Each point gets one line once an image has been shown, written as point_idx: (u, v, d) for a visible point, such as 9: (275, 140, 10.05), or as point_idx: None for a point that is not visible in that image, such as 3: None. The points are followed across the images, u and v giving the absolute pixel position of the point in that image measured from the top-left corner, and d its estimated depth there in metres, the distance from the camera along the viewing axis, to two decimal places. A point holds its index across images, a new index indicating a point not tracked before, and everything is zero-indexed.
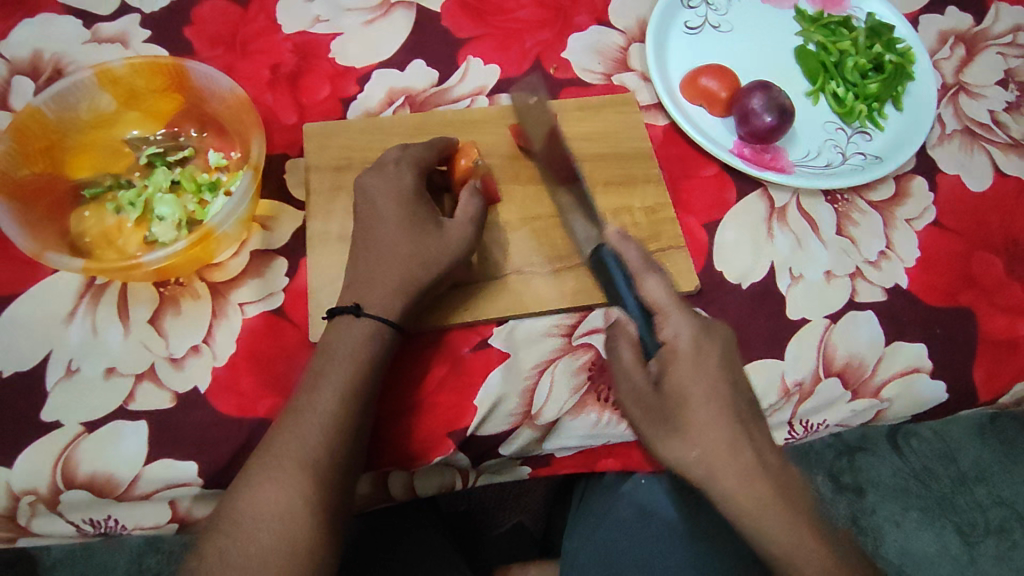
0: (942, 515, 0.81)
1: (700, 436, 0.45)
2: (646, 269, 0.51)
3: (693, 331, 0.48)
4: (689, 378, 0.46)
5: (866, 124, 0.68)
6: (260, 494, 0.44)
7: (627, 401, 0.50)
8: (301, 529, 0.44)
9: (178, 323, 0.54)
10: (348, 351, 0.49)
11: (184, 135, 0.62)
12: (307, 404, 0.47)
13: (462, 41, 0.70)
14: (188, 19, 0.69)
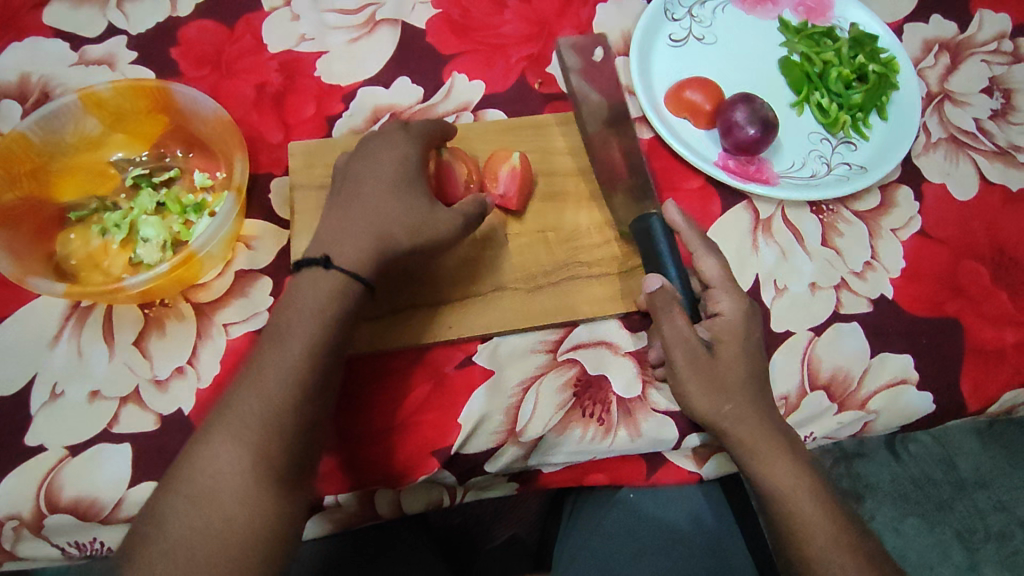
0: (945, 525, 0.68)
1: (736, 395, 0.52)
2: (706, 249, 0.55)
3: (741, 309, 0.54)
4: (739, 349, 0.53)
5: (850, 135, 0.68)
6: (217, 454, 0.43)
7: (676, 351, 0.52)
8: (258, 498, 0.42)
9: (163, 345, 0.54)
10: (314, 308, 0.47)
11: (169, 156, 0.63)
12: (270, 360, 0.45)
13: (446, 57, 0.71)
14: (174, 39, 0.69)
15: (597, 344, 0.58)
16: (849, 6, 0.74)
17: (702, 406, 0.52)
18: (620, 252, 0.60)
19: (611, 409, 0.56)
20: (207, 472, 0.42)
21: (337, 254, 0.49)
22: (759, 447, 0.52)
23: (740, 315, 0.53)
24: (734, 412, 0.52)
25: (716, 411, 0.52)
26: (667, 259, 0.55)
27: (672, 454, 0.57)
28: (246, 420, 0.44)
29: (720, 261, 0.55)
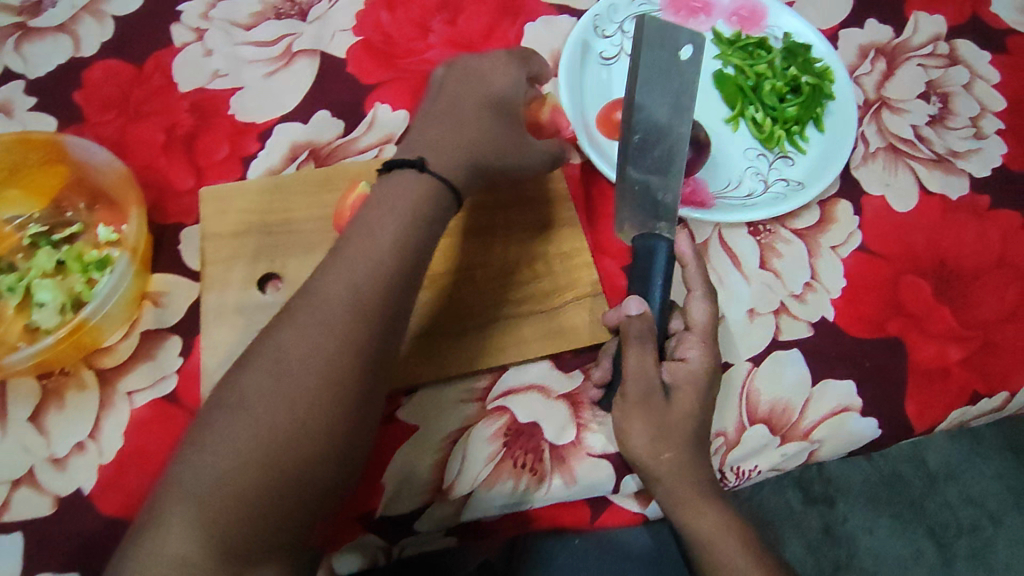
0: (915, 519, 0.84)
1: (677, 441, 0.49)
2: (701, 288, 0.54)
3: (709, 362, 0.52)
4: (695, 399, 0.50)
5: (786, 149, 0.66)
6: (298, 339, 0.40)
7: (632, 386, 0.49)
8: (334, 388, 0.39)
9: (61, 419, 0.51)
10: (405, 206, 0.45)
11: (71, 209, 0.59)
12: (350, 250, 0.43)
13: (368, 88, 0.68)
14: (77, 82, 0.66)
15: (529, 389, 0.55)
16: (782, 14, 0.72)
17: (642, 450, 0.49)
18: (549, 288, 0.57)
19: (543, 457, 0.53)
20: (230, 419, 0.38)
21: (364, 216, 0.45)
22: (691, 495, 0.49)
23: (705, 368, 0.51)
24: (673, 460, 0.49)
25: (656, 455, 0.49)
26: (660, 277, 0.52)
27: (614, 499, 0.55)
28: (280, 370, 0.39)
29: (711, 309, 0.54)
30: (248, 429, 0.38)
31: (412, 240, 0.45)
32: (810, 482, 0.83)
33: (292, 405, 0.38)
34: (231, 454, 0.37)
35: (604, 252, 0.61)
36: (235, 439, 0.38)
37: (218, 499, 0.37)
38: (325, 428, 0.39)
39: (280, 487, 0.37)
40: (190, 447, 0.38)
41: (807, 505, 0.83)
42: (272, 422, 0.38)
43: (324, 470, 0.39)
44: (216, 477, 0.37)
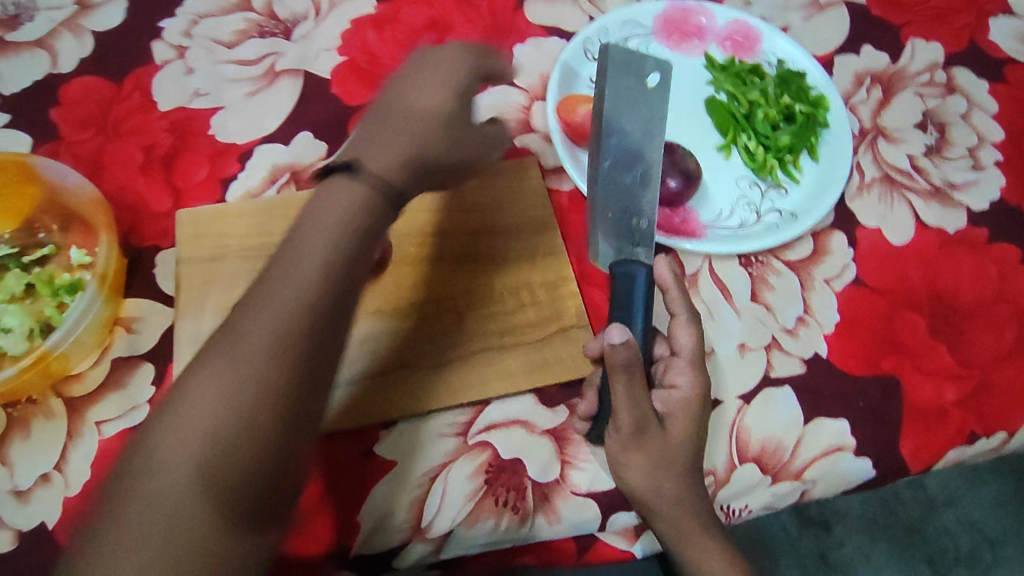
0: (908, 545, 0.74)
1: (674, 472, 0.48)
2: (687, 316, 0.52)
3: (698, 390, 0.51)
4: (689, 428, 0.49)
5: (780, 178, 0.64)
6: (248, 337, 0.33)
7: (625, 418, 0.46)
8: (280, 414, 0.32)
9: (27, 449, 0.49)
10: (344, 208, 0.38)
11: (43, 230, 0.57)
12: (301, 250, 0.36)
13: (352, 110, 0.66)
14: (54, 99, 0.64)
15: (511, 424, 0.53)
16: (775, 40, 0.71)
17: (641, 484, 0.47)
18: (535, 318, 0.55)
19: (526, 496, 0.51)
20: (173, 439, 0.30)
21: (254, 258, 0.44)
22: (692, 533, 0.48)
23: (695, 397, 0.50)
24: (672, 494, 0.47)
25: (656, 489, 0.47)
26: (642, 302, 0.50)
27: (602, 536, 0.53)
28: (232, 341, 0.33)
29: (697, 334, 0.52)
30: (208, 402, 0.31)
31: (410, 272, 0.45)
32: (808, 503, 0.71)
33: (257, 376, 0.32)
34: (200, 427, 0.31)
35: (592, 283, 0.59)
36: (200, 416, 0.31)
37: (191, 472, 0.30)
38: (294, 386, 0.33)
39: (264, 455, 0.32)
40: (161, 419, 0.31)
41: (803, 530, 0.71)
42: (240, 389, 0.32)
43: (302, 431, 0.33)
44: (185, 453, 0.30)
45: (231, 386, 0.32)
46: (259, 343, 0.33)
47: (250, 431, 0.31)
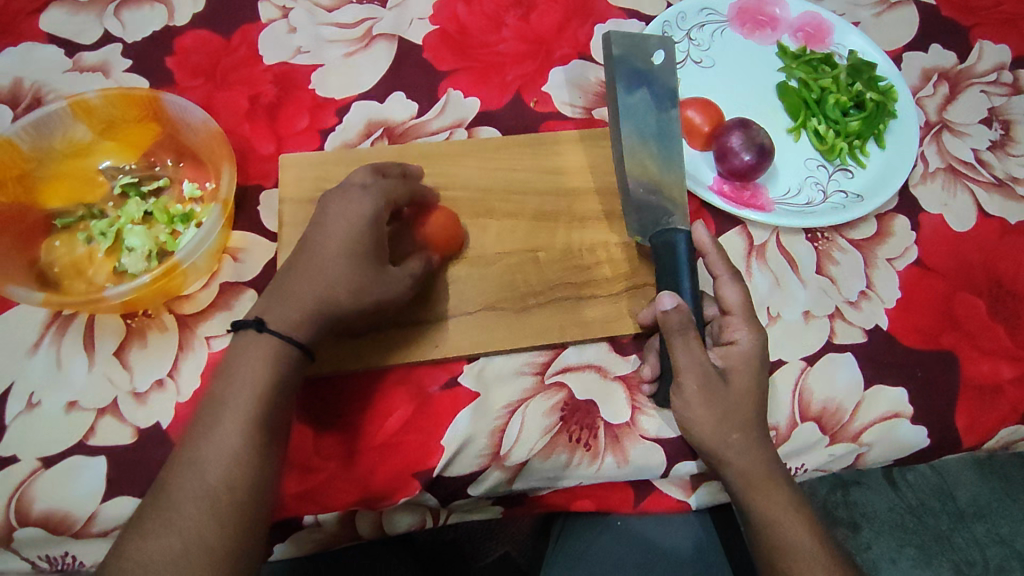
0: (939, 553, 0.69)
1: (739, 423, 0.51)
2: (730, 275, 0.55)
3: (757, 342, 0.53)
4: (750, 377, 0.52)
5: (847, 162, 0.67)
6: (153, 550, 0.41)
7: (689, 375, 0.50)
8: (231, 514, 0.42)
9: (143, 356, 0.55)
10: (331, 241, 0.51)
11: (159, 165, 0.62)
12: (240, 353, 0.47)
13: (442, 74, 0.69)
14: (170, 49, 0.68)
15: (586, 367, 0.57)
16: (848, 33, 0.73)
17: (708, 431, 0.51)
18: (610, 275, 0.60)
19: (598, 435, 0.55)
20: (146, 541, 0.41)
21: (275, 318, 0.48)
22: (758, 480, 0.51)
23: (756, 349, 0.53)
24: (736, 443, 0.51)
25: (722, 438, 0.51)
26: (685, 265, 0.53)
27: (662, 483, 0.57)
28: (194, 466, 0.43)
29: (743, 290, 0.55)
30: (172, 540, 0.41)
31: (306, 342, 0.49)
32: None
33: (211, 518, 0.42)
34: (161, 570, 0.40)
35: None
36: (160, 564, 0.40)
37: (175, 567, 0.40)
38: (245, 506, 0.43)
39: (226, 552, 0.42)
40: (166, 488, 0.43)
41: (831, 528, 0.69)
42: (196, 530, 0.42)
43: (249, 541, 0.43)
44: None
45: (191, 522, 0.42)
46: (216, 471, 0.43)
47: (216, 547, 0.41)
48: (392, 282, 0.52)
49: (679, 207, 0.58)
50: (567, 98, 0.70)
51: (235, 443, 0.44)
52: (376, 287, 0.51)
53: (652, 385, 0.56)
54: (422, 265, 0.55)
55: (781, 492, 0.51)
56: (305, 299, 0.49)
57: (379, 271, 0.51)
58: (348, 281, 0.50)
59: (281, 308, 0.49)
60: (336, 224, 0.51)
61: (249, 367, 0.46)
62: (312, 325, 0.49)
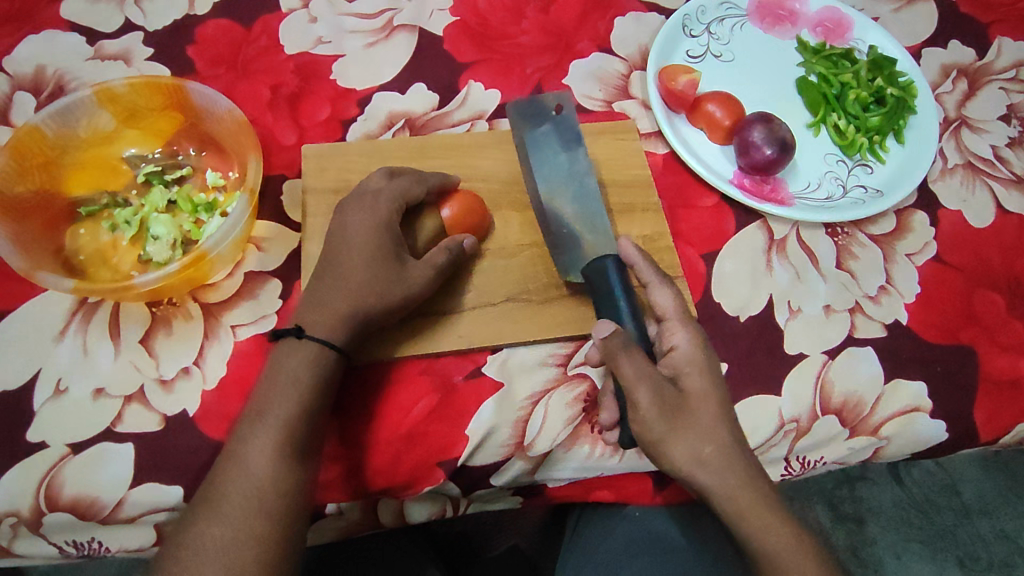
0: (944, 548, 0.82)
1: (708, 434, 0.48)
2: (660, 281, 0.55)
3: (696, 341, 0.53)
4: (705, 382, 0.50)
5: (867, 157, 0.67)
6: (203, 540, 0.44)
7: (640, 389, 0.48)
8: (274, 509, 0.46)
9: (168, 344, 0.55)
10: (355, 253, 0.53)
11: (182, 154, 0.62)
12: (283, 360, 0.51)
13: (463, 65, 0.69)
14: (191, 38, 0.68)
15: None
16: (867, 29, 0.73)
17: (678, 452, 0.48)
18: None
19: None
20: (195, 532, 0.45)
21: (308, 325, 0.52)
22: (749, 502, 0.47)
23: (697, 350, 0.52)
24: (711, 460, 0.48)
25: (695, 457, 0.48)
26: (619, 288, 0.53)
27: None
28: (240, 461, 0.47)
29: (674, 292, 0.55)
30: (222, 530, 0.45)
31: (342, 346, 0.52)
32: (841, 500, 0.83)
33: (256, 509, 0.46)
34: (213, 558, 0.44)
35: (685, 239, 0.63)
36: (211, 551, 0.44)
37: (223, 556, 0.44)
38: (287, 497, 0.47)
39: (271, 540, 0.45)
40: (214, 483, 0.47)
41: (837, 524, 0.82)
42: (245, 520, 0.45)
43: (291, 530, 0.47)
44: (209, 561, 0.44)
45: (239, 513, 0.45)
46: (261, 466, 0.47)
47: (262, 536, 0.45)
48: (413, 276, 0.54)
49: (608, 233, 0.57)
50: (588, 90, 0.69)
51: (278, 441, 0.48)
52: (398, 283, 0.53)
53: (613, 430, 0.54)
54: (447, 259, 0.55)
55: (773, 514, 0.48)
56: (335, 306, 0.52)
57: (399, 268, 0.53)
58: (371, 285, 0.52)
59: (311, 314, 0.52)
60: (357, 233, 0.54)
61: (291, 374, 0.50)
62: (344, 331, 0.52)
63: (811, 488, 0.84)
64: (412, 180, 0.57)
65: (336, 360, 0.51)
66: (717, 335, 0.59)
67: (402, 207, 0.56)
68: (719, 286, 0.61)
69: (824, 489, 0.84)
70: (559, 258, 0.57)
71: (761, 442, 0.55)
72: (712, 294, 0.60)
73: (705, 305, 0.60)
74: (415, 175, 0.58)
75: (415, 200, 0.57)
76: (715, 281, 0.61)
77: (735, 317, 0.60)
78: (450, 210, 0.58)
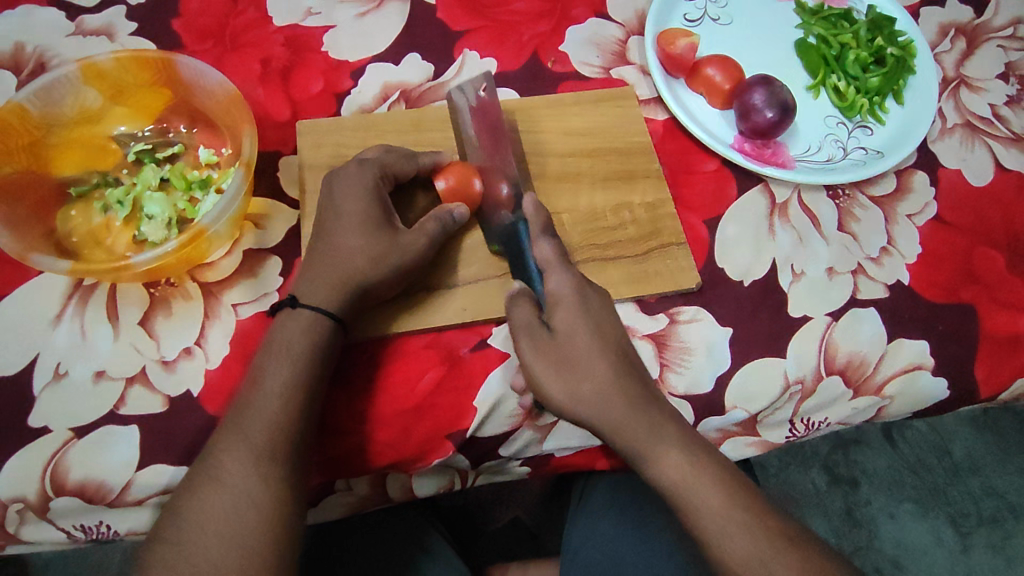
0: (936, 506, 0.86)
1: (589, 369, 0.48)
2: (543, 233, 0.54)
3: (574, 282, 0.51)
4: (573, 313, 0.50)
5: (867, 119, 0.67)
6: (203, 507, 0.44)
7: (519, 336, 0.50)
8: (274, 474, 0.46)
9: (169, 324, 0.54)
10: (353, 222, 0.53)
11: (173, 131, 0.61)
12: (281, 333, 0.50)
13: (457, 34, 0.68)
14: (176, 11, 0.66)
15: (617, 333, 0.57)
16: None
17: (556, 390, 0.48)
18: (635, 235, 0.60)
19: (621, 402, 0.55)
20: (194, 500, 0.45)
21: (305, 295, 0.52)
22: (638, 436, 0.47)
23: (568, 288, 0.51)
24: (590, 397, 0.48)
25: (575, 397, 0.48)
26: (528, 251, 0.56)
27: None
28: (240, 429, 0.47)
29: (572, 275, 0.52)
30: (224, 499, 0.45)
31: (340, 315, 0.51)
32: (836, 463, 0.87)
33: (257, 477, 0.45)
34: (213, 523, 0.44)
35: (687, 206, 0.62)
36: (213, 520, 0.44)
37: (223, 521, 0.44)
38: (289, 466, 0.47)
39: (274, 508, 0.45)
40: (211, 454, 0.46)
41: (832, 486, 0.86)
42: (244, 487, 0.45)
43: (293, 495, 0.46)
44: (208, 529, 0.44)
45: (240, 481, 0.45)
46: (262, 433, 0.46)
47: (261, 504, 0.45)
48: (407, 243, 0.53)
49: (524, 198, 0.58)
50: (584, 57, 0.68)
51: (278, 408, 0.47)
52: (392, 256, 0.52)
53: None
54: (438, 226, 0.54)
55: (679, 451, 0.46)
56: (333, 276, 0.51)
57: (393, 239, 0.53)
58: (367, 256, 0.52)
59: (309, 286, 0.52)
60: (345, 204, 0.53)
61: (292, 342, 0.49)
62: (343, 304, 0.51)
63: (808, 453, 0.88)
64: (402, 154, 0.57)
65: (335, 330, 0.51)
66: (721, 300, 0.59)
67: (387, 179, 0.56)
68: (723, 252, 0.61)
69: (820, 454, 0.87)
70: (486, 223, 0.58)
71: (767, 404, 0.56)
72: (714, 260, 0.60)
73: (709, 272, 0.60)
74: (405, 152, 0.57)
75: (405, 174, 0.56)
76: (717, 247, 0.61)
77: (738, 281, 0.60)
78: (444, 181, 0.57)
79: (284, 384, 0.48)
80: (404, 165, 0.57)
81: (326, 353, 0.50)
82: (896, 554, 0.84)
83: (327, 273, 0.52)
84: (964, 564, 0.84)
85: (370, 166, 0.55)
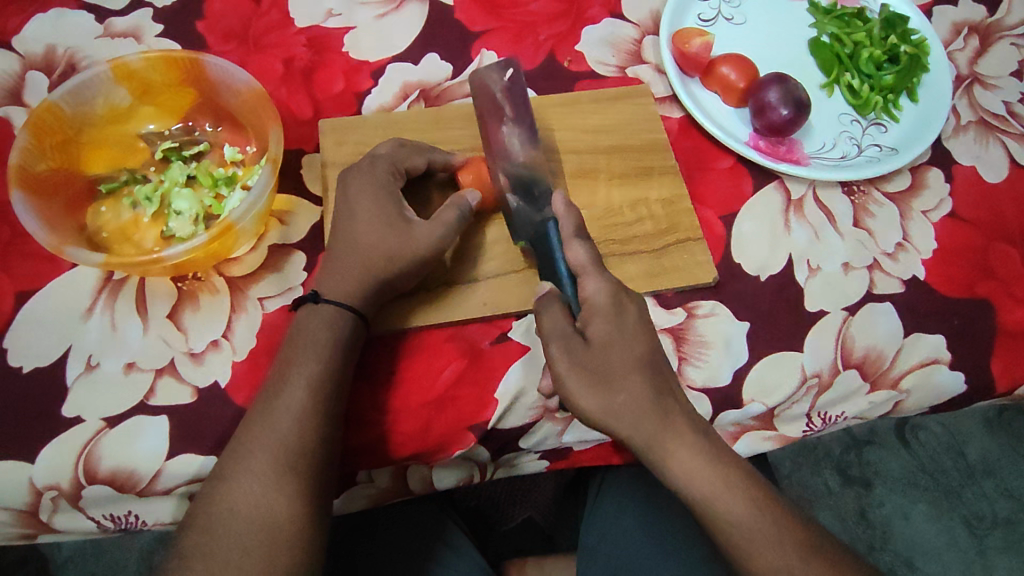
0: (950, 507, 0.86)
1: (624, 385, 0.47)
2: (574, 235, 0.53)
3: (612, 291, 0.50)
4: (611, 324, 0.49)
5: (881, 116, 0.68)
6: (235, 496, 0.45)
7: (552, 343, 0.49)
8: (302, 461, 0.47)
9: (196, 318, 0.55)
10: (367, 219, 0.54)
11: (198, 130, 0.63)
12: (302, 329, 0.51)
13: (475, 34, 0.69)
14: (201, 13, 0.68)
15: None
16: None
17: (590, 404, 0.47)
18: (653, 230, 0.60)
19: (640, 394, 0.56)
20: (224, 489, 0.46)
21: (327, 290, 0.53)
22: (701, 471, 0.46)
23: (606, 295, 0.49)
24: (623, 409, 0.47)
25: (608, 410, 0.47)
26: (556, 249, 0.54)
27: None
28: (268, 421, 0.48)
29: (590, 247, 0.52)
30: (254, 486, 0.46)
31: (362, 309, 0.52)
32: (850, 464, 0.88)
33: (285, 465, 0.46)
34: (245, 510, 0.45)
35: (703, 202, 0.63)
36: (245, 505, 0.45)
37: (255, 508, 0.45)
38: (317, 454, 0.48)
39: (303, 495, 0.46)
40: (238, 446, 0.47)
41: (846, 487, 0.87)
42: (274, 474, 0.46)
43: (320, 483, 0.48)
44: (241, 516, 0.45)
45: (269, 469, 0.46)
46: (289, 427, 0.47)
47: (291, 492, 0.46)
48: (430, 237, 0.54)
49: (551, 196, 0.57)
50: (600, 56, 0.69)
51: (303, 400, 0.48)
52: (409, 250, 0.53)
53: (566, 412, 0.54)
54: (456, 215, 0.55)
55: (692, 449, 0.46)
56: (357, 271, 0.52)
57: (412, 232, 0.53)
58: (388, 251, 0.53)
59: (334, 280, 0.53)
60: (359, 204, 0.54)
61: (316, 336, 0.51)
62: (365, 296, 0.53)
63: (821, 453, 0.88)
64: (414, 150, 0.58)
65: (356, 320, 0.52)
66: (737, 294, 0.60)
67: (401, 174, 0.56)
68: (739, 247, 0.61)
69: (833, 454, 0.88)
70: (516, 223, 0.57)
71: (784, 398, 0.56)
72: (731, 255, 0.61)
73: (726, 266, 0.61)
74: (417, 146, 0.58)
75: (415, 168, 0.57)
76: (733, 242, 0.62)
77: (755, 276, 0.60)
78: (465, 176, 0.59)
79: (310, 376, 0.49)
80: (415, 158, 0.57)
81: (347, 343, 0.51)
82: (910, 556, 0.84)
83: (348, 266, 0.53)
84: (979, 565, 0.84)
85: (379, 167, 0.56)
